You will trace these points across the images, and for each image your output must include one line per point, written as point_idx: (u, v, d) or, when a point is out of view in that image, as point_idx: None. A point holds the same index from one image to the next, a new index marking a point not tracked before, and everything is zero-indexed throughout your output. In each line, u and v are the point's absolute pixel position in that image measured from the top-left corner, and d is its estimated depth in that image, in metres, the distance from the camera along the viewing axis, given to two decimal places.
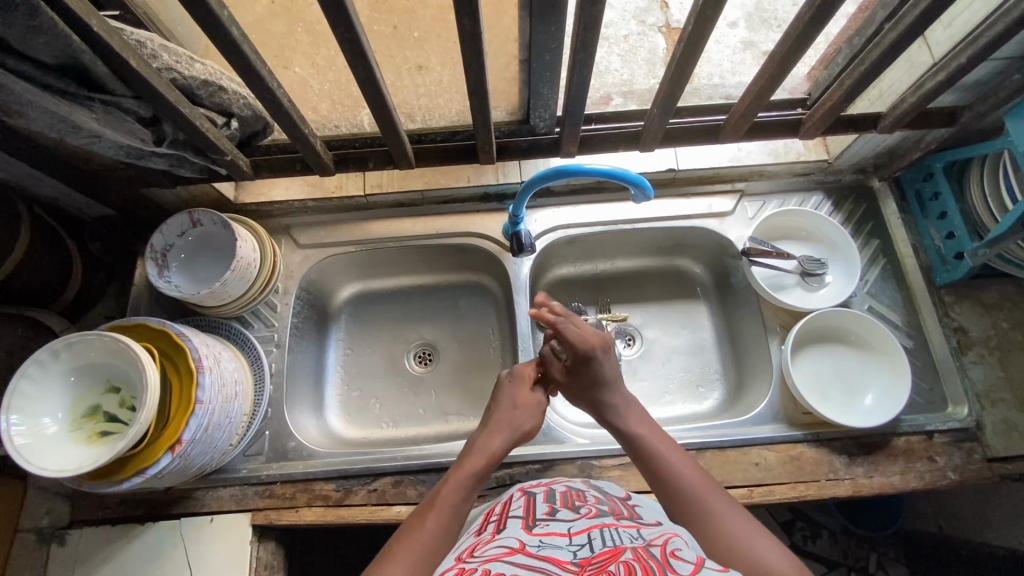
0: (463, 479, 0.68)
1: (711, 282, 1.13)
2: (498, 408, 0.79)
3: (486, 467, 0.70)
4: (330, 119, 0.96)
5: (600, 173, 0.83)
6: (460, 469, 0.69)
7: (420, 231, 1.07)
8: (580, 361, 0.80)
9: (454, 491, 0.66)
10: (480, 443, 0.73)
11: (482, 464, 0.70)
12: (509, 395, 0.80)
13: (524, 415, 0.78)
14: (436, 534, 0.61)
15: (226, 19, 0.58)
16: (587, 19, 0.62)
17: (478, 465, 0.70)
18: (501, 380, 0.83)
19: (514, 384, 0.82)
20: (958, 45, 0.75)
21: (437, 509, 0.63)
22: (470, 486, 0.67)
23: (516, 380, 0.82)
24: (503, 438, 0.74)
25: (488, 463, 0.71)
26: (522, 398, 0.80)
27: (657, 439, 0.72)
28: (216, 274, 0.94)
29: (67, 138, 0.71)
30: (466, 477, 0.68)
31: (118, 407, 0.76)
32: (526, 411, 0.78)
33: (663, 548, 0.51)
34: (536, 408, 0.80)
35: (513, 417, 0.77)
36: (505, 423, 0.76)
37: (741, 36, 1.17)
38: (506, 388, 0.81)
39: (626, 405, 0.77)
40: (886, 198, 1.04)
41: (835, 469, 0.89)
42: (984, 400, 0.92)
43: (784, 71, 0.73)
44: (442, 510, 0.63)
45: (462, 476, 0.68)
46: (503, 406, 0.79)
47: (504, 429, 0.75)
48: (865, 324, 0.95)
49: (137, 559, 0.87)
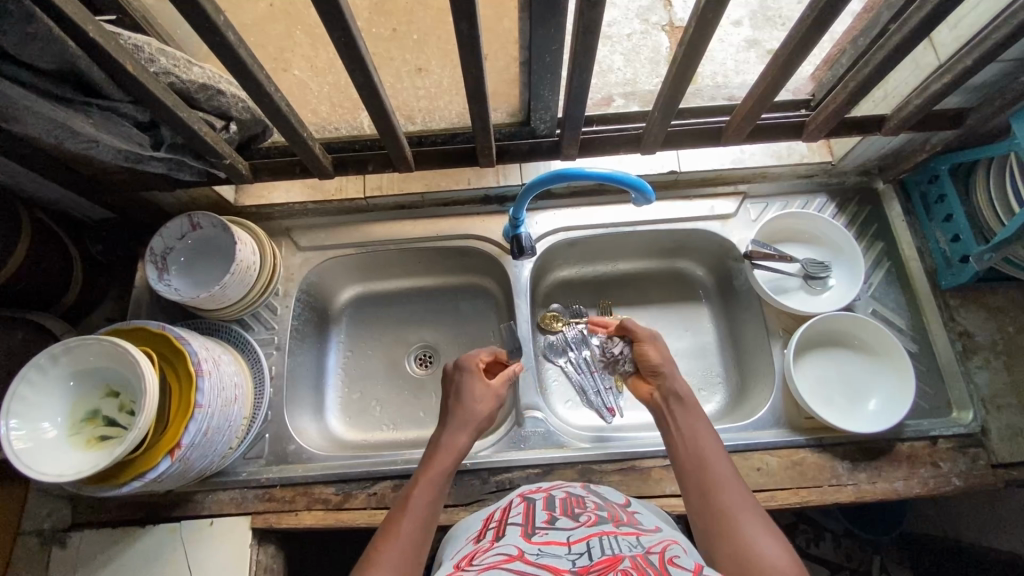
0: (434, 479, 0.69)
1: (713, 285, 1.12)
2: (458, 401, 0.79)
3: (452, 464, 0.72)
4: (330, 122, 0.95)
5: (600, 176, 0.82)
6: (429, 470, 0.70)
7: (420, 234, 1.07)
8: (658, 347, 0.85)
9: (425, 491, 0.67)
10: (448, 440, 0.74)
11: (447, 462, 0.72)
12: (463, 388, 0.80)
13: (481, 409, 0.78)
14: (419, 538, 0.62)
15: (223, 24, 0.57)
16: (587, 22, 0.62)
17: (447, 463, 0.71)
18: (453, 374, 0.82)
19: (466, 376, 0.81)
20: (964, 47, 0.74)
21: (411, 510, 0.65)
22: (441, 485, 0.69)
23: (468, 371, 0.82)
24: (467, 433, 0.76)
25: (456, 459, 0.73)
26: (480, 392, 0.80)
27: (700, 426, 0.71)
28: (216, 276, 0.94)
29: (66, 143, 0.71)
30: (435, 476, 0.69)
31: (117, 412, 0.76)
32: (480, 404, 0.79)
33: (662, 556, 0.51)
34: (491, 399, 0.80)
35: (473, 409, 0.78)
36: (468, 417, 0.77)
37: (745, 35, 1.16)
38: (461, 382, 0.81)
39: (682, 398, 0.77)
40: (892, 201, 1.03)
41: (837, 475, 0.88)
42: (989, 405, 0.91)
43: (787, 73, 0.72)
44: (417, 510, 0.65)
45: (433, 476, 0.69)
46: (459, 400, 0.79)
47: (466, 423, 0.76)
48: (870, 328, 0.94)
49: (137, 561, 0.87)
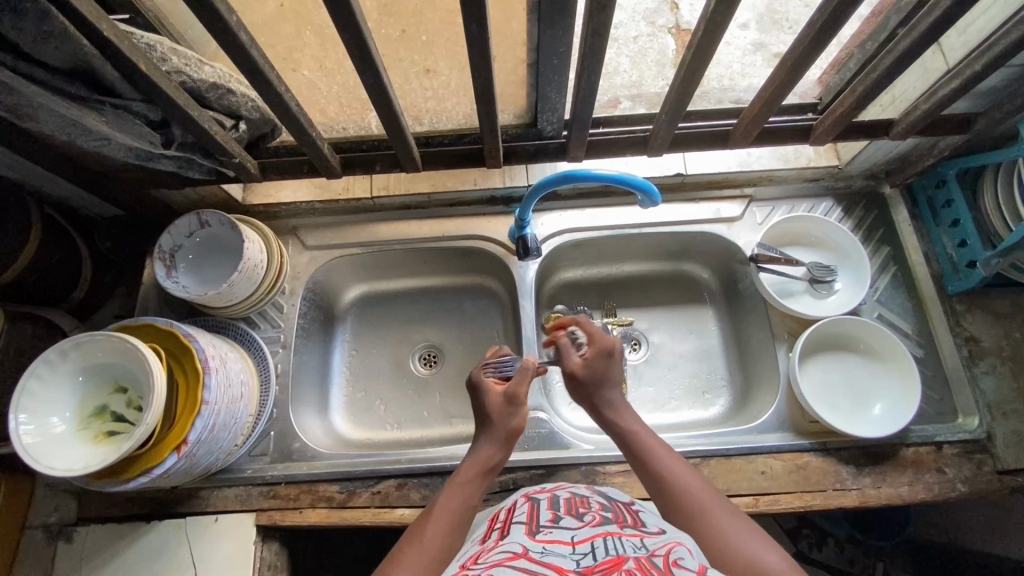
0: (459, 490, 0.68)
1: (718, 288, 1.12)
2: (485, 410, 0.76)
3: (485, 475, 0.70)
4: (338, 122, 0.97)
5: (606, 178, 0.83)
6: (458, 481, 0.69)
7: (427, 233, 1.07)
8: (596, 357, 0.77)
9: (452, 502, 0.66)
10: (479, 451, 0.73)
11: (478, 473, 0.70)
12: (488, 396, 0.76)
13: (504, 417, 0.74)
14: (439, 545, 0.61)
15: (235, 24, 0.58)
16: (596, 25, 0.62)
17: (472, 475, 0.70)
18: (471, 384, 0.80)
19: (487, 387, 0.78)
20: (973, 52, 0.74)
21: (435, 519, 0.64)
22: (468, 496, 0.68)
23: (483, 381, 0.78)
24: (492, 445, 0.73)
25: (483, 470, 0.70)
26: (497, 400, 0.76)
27: (664, 456, 0.68)
28: (223, 274, 0.94)
29: (78, 141, 0.72)
30: (464, 487, 0.68)
31: (126, 408, 0.77)
32: (507, 413, 0.75)
33: (667, 558, 0.51)
34: (516, 407, 0.75)
35: (503, 418, 0.74)
36: (498, 427, 0.74)
37: (752, 38, 1.16)
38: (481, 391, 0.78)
39: (623, 404, 0.75)
40: (899, 205, 1.03)
41: (842, 479, 0.88)
42: (995, 411, 0.90)
43: (795, 77, 0.72)
44: (442, 520, 0.64)
45: (461, 487, 0.68)
46: (482, 411, 0.76)
47: (491, 435, 0.73)
48: (875, 333, 0.94)
49: (143, 557, 0.88)
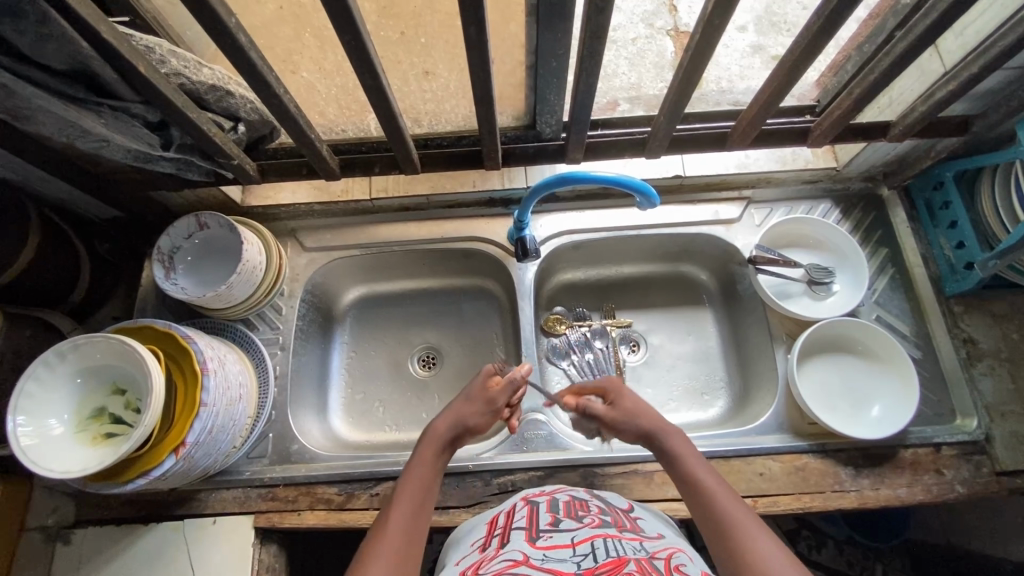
0: (423, 471, 0.71)
1: (716, 289, 1.13)
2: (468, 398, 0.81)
3: (440, 455, 0.74)
4: (337, 123, 0.97)
5: (603, 180, 0.83)
6: (417, 462, 0.72)
7: (425, 235, 1.07)
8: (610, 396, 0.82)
9: (414, 486, 0.69)
10: (434, 431, 0.76)
11: (434, 454, 0.74)
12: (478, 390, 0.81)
13: (477, 412, 0.79)
14: (402, 530, 0.63)
15: (234, 27, 0.58)
16: (594, 27, 0.62)
17: (433, 455, 0.73)
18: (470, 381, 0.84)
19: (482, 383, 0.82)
20: (969, 54, 0.74)
21: (399, 505, 0.66)
22: (429, 477, 0.71)
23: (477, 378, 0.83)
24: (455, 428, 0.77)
25: (440, 451, 0.75)
26: (478, 394, 0.81)
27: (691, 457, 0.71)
28: (222, 276, 0.94)
29: (77, 143, 0.72)
30: (424, 470, 0.71)
31: (124, 409, 0.77)
32: (482, 409, 0.80)
33: (667, 561, 0.51)
34: (496, 410, 0.81)
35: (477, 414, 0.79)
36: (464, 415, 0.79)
37: (750, 40, 1.16)
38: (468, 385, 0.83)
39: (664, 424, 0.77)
40: (897, 207, 1.03)
41: (840, 481, 0.88)
42: (993, 413, 0.90)
43: (793, 79, 0.72)
44: (404, 507, 0.66)
45: (419, 470, 0.71)
46: (458, 398, 0.81)
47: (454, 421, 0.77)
48: (872, 334, 0.94)
49: (141, 558, 0.88)
